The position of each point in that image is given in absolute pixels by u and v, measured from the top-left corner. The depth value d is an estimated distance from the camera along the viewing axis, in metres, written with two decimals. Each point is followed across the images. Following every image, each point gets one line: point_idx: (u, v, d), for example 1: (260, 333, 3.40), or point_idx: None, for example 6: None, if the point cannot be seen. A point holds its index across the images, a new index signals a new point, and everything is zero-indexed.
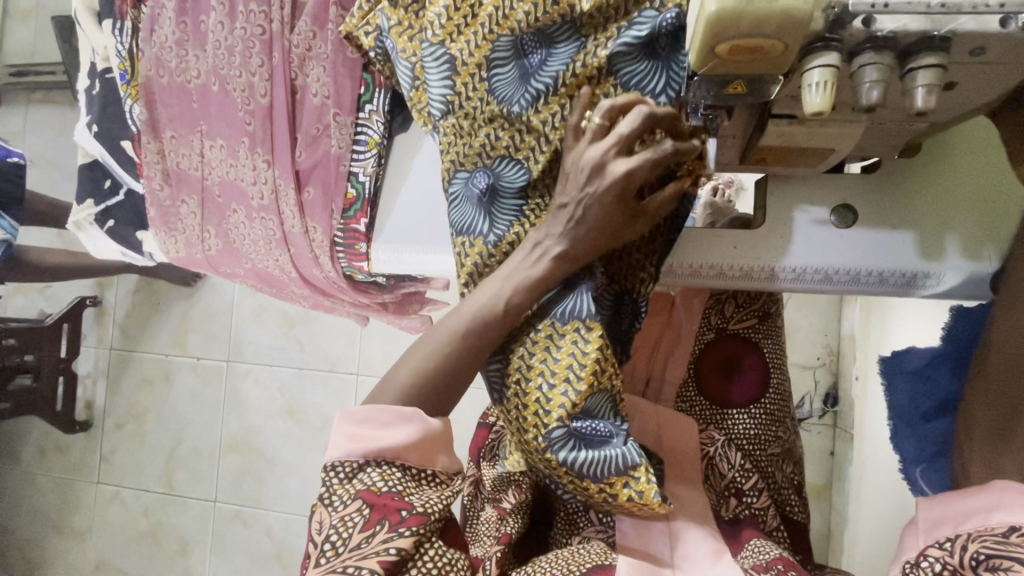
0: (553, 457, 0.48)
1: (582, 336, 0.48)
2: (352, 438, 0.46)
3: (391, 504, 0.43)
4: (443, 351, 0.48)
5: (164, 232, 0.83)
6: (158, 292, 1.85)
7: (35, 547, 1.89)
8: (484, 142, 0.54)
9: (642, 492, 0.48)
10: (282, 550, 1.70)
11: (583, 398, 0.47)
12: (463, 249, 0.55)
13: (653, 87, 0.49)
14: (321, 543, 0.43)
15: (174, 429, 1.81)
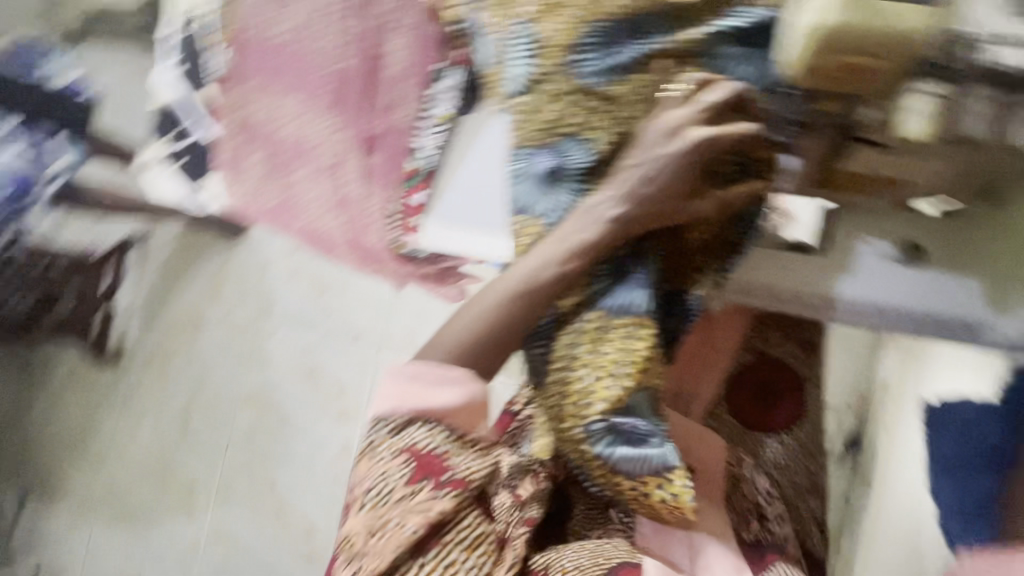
0: (590, 450, 0.52)
1: (631, 335, 0.52)
2: (402, 395, 0.52)
3: (435, 465, 0.51)
4: (488, 316, 0.51)
5: None
6: (200, 241, 1.90)
7: (52, 467, 1.96)
8: (552, 118, 0.55)
9: (675, 494, 0.52)
10: (284, 506, 1.74)
11: (626, 395, 0.51)
12: (520, 228, 0.57)
13: (740, 70, 0.52)
14: (369, 488, 0.51)
15: (197, 374, 1.87)
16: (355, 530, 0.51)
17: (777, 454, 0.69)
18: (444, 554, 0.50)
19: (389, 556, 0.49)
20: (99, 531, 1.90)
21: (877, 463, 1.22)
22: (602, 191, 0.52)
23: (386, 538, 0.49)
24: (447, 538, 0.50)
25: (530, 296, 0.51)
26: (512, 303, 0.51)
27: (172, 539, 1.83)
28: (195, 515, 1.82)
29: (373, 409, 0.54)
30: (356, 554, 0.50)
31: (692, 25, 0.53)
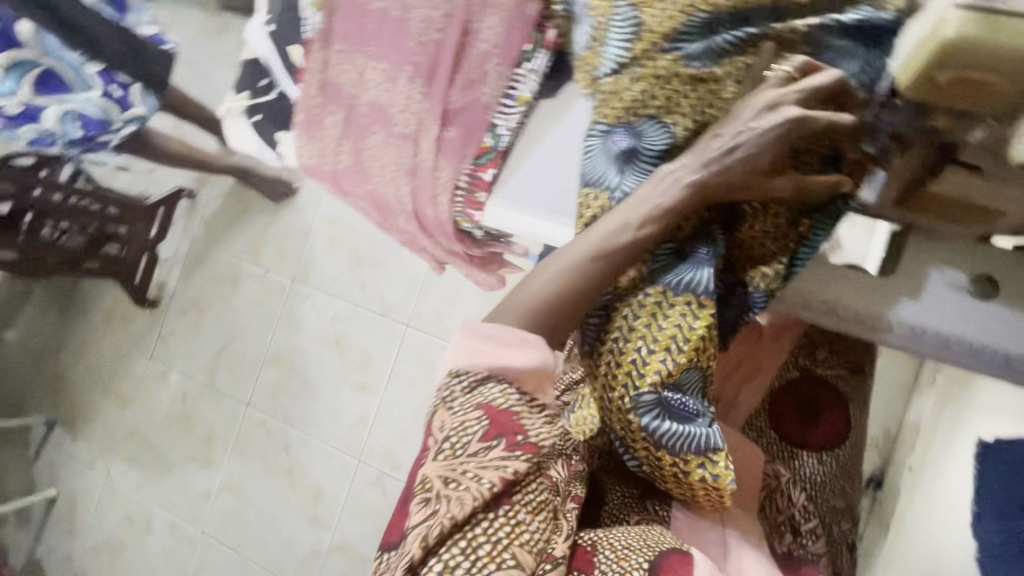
0: (635, 420, 0.53)
1: (691, 312, 0.52)
2: (479, 352, 0.54)
3: (510, 427, 0.52)
4: (564, 276, 0.53)
5: (305, 137, 0.85)
6: (248, 201, 1.95)
7: (81, 401, 2.04)
8: (636, 97, 0.55)
9: (716, 475, 0.53)
10: (295, 468, 1.78)
11: (679, 369, 0.52)
12: (586, 201, 0.59)
13: (850, 68, 0.51)
14: (443, 439, 0.52)
15: (229, 329, 1.92)
16: (430, 477, 0.51)
17: (815, 470, 0.70)
18: (514, 513, 0.50)
19: (466, 505, 0.48)
20: (118, 468, 1.96)
21: (896, 503, 1.19)
22: (681, 157, 0.52)
23: (463, 488, 0.49)
24: (518, 498, 0.50)
25: (607, 259, 0.53)
26: (587, 266, 0.53)
27: (186, 484, 1.88)
28: (210, 464, 1.87)
29: (447, 364, 0.56)
30: (431, 500, 0.50)
31: (800, 16, 0.52)
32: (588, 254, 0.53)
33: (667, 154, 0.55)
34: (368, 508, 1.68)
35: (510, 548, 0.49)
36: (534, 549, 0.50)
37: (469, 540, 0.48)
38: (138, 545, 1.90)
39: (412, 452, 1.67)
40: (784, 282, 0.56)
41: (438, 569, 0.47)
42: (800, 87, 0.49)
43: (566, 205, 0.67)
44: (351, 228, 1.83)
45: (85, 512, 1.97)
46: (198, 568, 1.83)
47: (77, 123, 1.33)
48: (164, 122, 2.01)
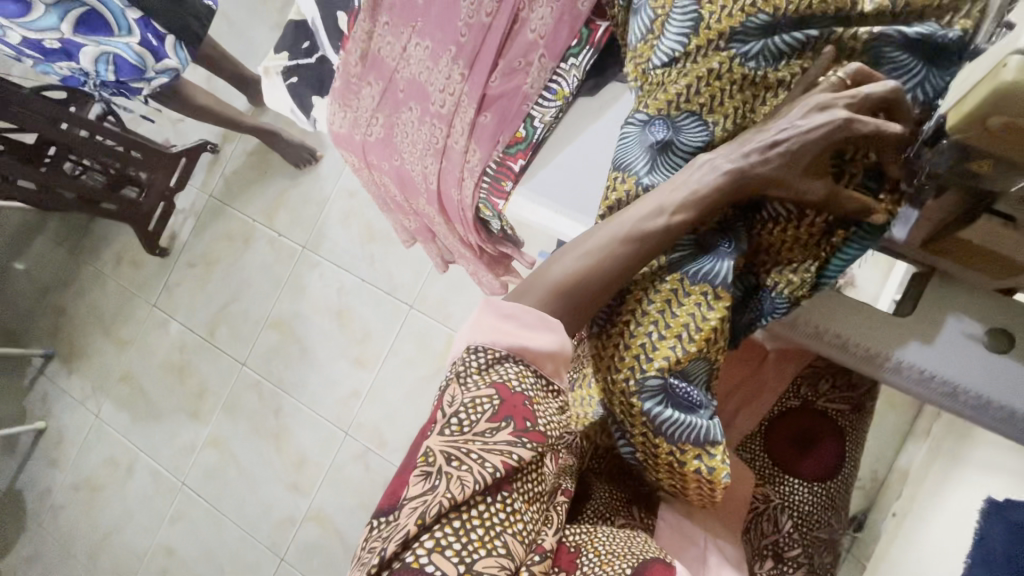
0: (638, 404, 0.54)
1: (705, 304, 0.53)
2: (498, 330, 0.54)
3: (520, 412, 0.52)
4: (590, 256, 0.54)
5: (339, 105, 0.87)
6: (269, 163, 1.96)
7: (80, 338, 2.05)
8: (680, 92, 0.55)
9: (712, 468, 0.54)
10: (282, 432, 1.79)
11: (688, 358, 0.53)
12: (614, 183, 0.59)
13: (906, 81, 0.50)
14: (451, 414, 0.52)
15: (234, 286, 1.93)
16: (433, 452, 0.51)
17: (803, 499, 0.71)
18: (511, 501, 0.50)
19: (467, 487, 0.48)
20: (108, 409, 1.98)
21: (875, 547, 1.19)
22: (720, 145, 0.52)
23: (465, 469, 0.49)
24: (517, 487, 0.51)
25: (637, 243, 0.53)
26: (616, 248, 0.54)
27: (172, 434, 1.90)
28: (199, 418, 1.88)
29: (464, 339, 0.56)
30: (430, 475, 0.50)
31: (866, 23, 0.51)
32: (612, 238, 0.54)
33: (702, 151, 0.55)
34: (349, 482, 1.69)
35: (503, 537, 0.49)
36: (524, 539, 0.51)
37: (463, 522, 0.48)
38: (118, 488, 1.91)
39: (399, 432, 1.67)
40: (810, 291, 0.55)
41: (428, 547, 0.47)
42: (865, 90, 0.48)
43: (589, 206, 0.69)
44: (368, 202, 1.83)
45: (70, 448, 1.99)
46: (173, 517, 1.84)
47: (110, 66, 1.34)
48: (198, 75, 2.02)
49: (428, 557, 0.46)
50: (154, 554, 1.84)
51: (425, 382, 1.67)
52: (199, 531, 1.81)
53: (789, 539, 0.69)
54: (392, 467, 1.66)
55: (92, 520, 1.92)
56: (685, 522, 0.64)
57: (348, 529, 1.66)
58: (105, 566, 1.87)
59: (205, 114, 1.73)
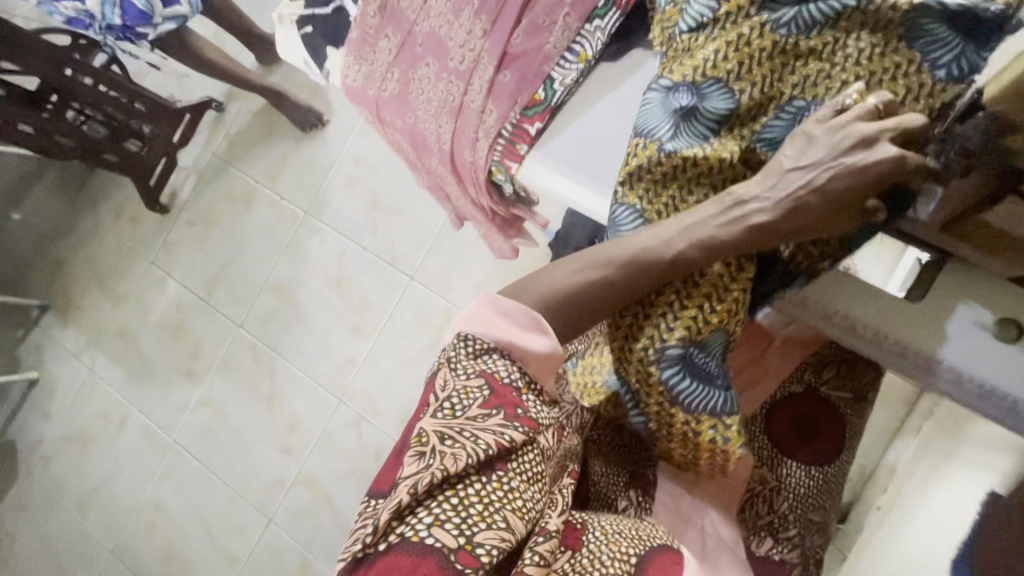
0: (656, 373, 0.57)
1: (720, 289, 0.56)
2: (491, 324, 0.58)
3: (509, 399, 0.55)
4: (586, 271, 0.56)
5: (354, 57, 0.84)
6: (275, 124, 1.93)
7: (75, 290, 2.04)
8: (707, 58, 0.54)
9: (727, 437, 0.58)
10: (276, 396, 1.79)
11: (710, 329, 0.56)
12: (635, 150, 0.59)
13: (937, 57, 0.49)
14: (443, 399, 0.54)
15: (234, 247, 1.91)
16: (426, 432, 0.52)
17: (799, 481, 0.71)
18: (508, 480, 0.51)
19: (461, 461, 0.50)
20: (101, 363, 1.97)
21: (857, 537, 1.21)
22: None
23: (458, 446, 0.50)
24: (513, 467, 0.52)
25: (641, 267, 0.55)
26: (620, 272, 0.55)
27: (165, 392, 1.90)
28: (193, 377, 1.88)
29: (456, 326, 0.59)
30: (425, 454, 0.50)
31: None
32: (602, 267, 0.56)
33: (728, 120, 0.54)
34: (340, 448, 1.70)
35: (503, 512, 0.50)
36: (524, 517, 0.51)
37: (461, 497, 0.49)
38: (109, 441, 1.92)
39: (394, 402, 1.68)
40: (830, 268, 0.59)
41: (429, 521, 0.48)
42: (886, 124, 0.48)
43: (609, 171, 0.67)
44: (373, 171, 1.81)
45: (62, 399, 1.98)
46: (163, 473, 1.85)
47: (118, 9, 1.31)
48: (206, 29, 1.98)
49: (427, 530, 0.47)
50: (142, 508, 1.85)
51: (421, 353, 1.67)
52: (188, 488, 1.82)
53: (785, 522, 0.70)
54: (385, 436, 1.67)
55: (82, 472, 1.92)
56: (685, 496, 0.68)
57: (338, 494, 1.68)
58: (93, 517, 1.88)
59: (212, 69, 1.70)
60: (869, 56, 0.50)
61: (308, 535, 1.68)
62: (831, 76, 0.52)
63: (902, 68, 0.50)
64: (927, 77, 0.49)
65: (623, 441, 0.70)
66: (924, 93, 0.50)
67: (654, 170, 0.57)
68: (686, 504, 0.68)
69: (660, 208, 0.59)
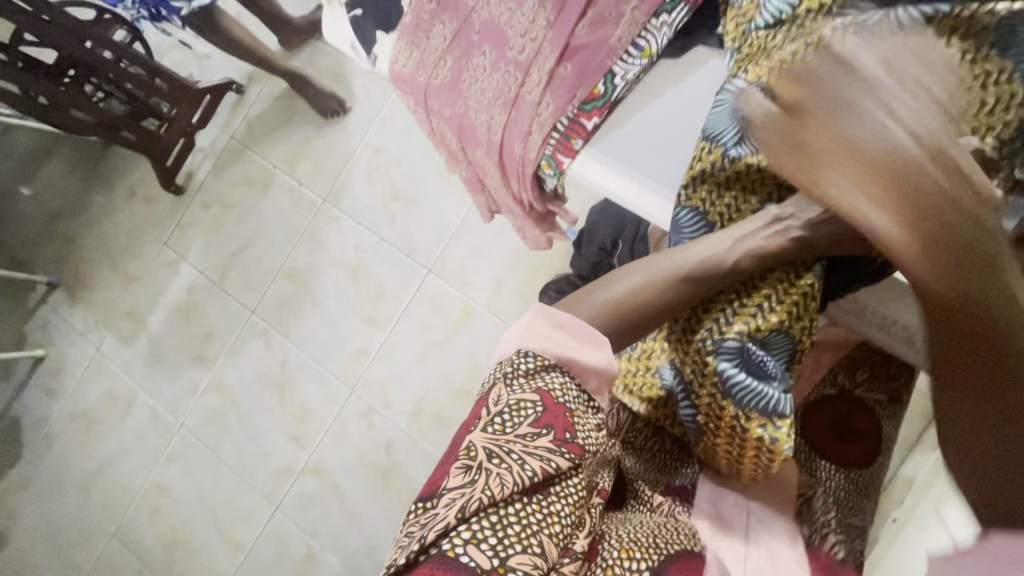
0: (713, 362, 0.55)
1: (780, 291, 0.55)
2: (549, 338, 0.55)
3: (560, 421, 0.52)
4: (651, 281, 0.57)
5: (406, 43, 0.82)
6: (296, 109, 1.90)
7: (86, 268, 2.01)
8: (785, 58, 0.53)
9: (775, 438, 0.54)
10: (286, 383, 1.78)
11: (769, 327, 0.54)
12: (701, 153, 0.61)
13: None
14: (495, 413, 0.51)
15: (250, 232, 1.89)
16: (474, 446, 0.50)
17: (841, 485, 0.70)
18: (548, 503, 0.49)
19: (506, 486, 0.47)
20: (110, 343, 1.95)
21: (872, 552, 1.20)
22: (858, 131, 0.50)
23: (505, 467, 0.48)
24: (555, 491, 0.50)
25: (698, 283, 0.56)
26: (674, 286, 0.56)
27: (175, 374, 1.88)
28: (203, 360, 1.86)
29: (516, 340, 0.56)
30: (471, 468, 0.48)
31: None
32: (665, 275, 0.57)
33: None
34: (351, 439, 1.69)
35: (540, 536, 0.47)
36: (559, 543, 0.48)
37: (500, 517, 0.46)
38: (115, 422, 1.90)
39: (406, 394, 1.67)
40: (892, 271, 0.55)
41: (465, 537, 0.45)
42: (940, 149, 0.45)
43: (674, 174, 0.66)
44: (394, 161, 1.79)
45: (69, 377, 1.96)
46: (170, 456, 1.83)
47: None
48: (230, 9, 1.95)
49: (463, 548, 0.45)
50: (147, 491, 1.83)
51: (436, 347, 1.66)
52: (195, 472, 1.80)
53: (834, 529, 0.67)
54: (395, 428, 1.66)
55: (86, 452, 1.91)
56: (726, 493, 0.65)
57: (347, 484, 1.67)
58: (96, 498, 1.87)
59: (237, 49, 1.69)
60: (959, 62, 0.47)
61: (314, 524, 1.67)
62: None
63: (993, 77, 0.47)
64: (1021, 86, 0.46)
65: (667, 443, 0.69)
66: (1015, 102, 0.46)
67: (718, 175, 0.59)
68: (727, 504, 0.64)
69: (722, 209, 0.60)
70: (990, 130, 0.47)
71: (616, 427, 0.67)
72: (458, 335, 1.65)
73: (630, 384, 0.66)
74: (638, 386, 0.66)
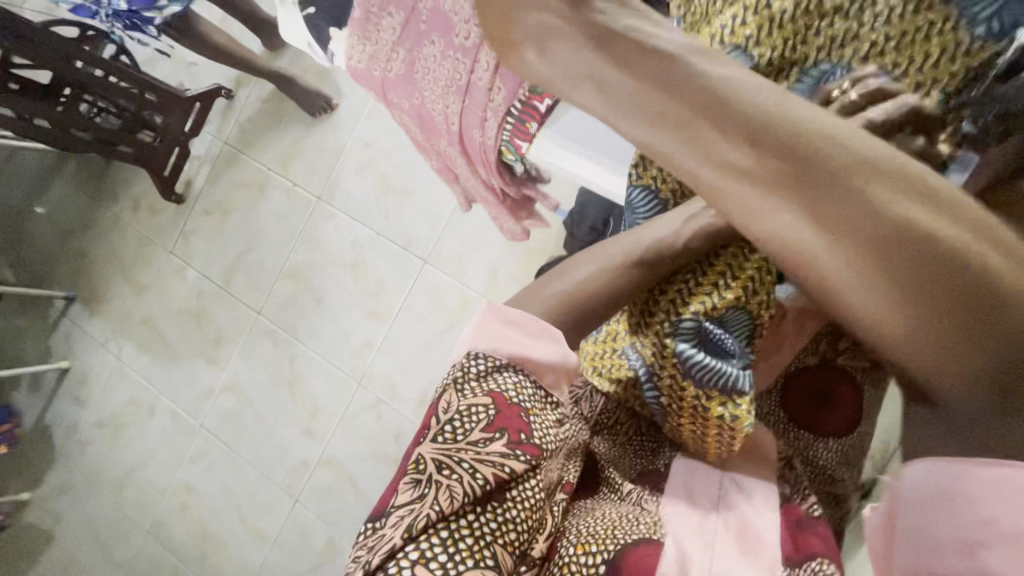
0: (671, 344, 0.55)
1: (734, 266, 0.54)
2: (500, 337, 0.55)
3: (515, 424, 0.52)
4: (604, 267, 0.57)
5: (358, 38, 0.82)
6: (285, 110, 1.92)
7: (100, 280, 2.08)
8: (723, 25, 0.50)
9: (735, 416, 0.55)
10: (296, 380, 1.82)
11: (724, 306, 0.54)
12: None
13: (977, 13, 0.44)
14: (445, 421, 0.52)
15: (250, 235, 1.93)
16: (423, 459, 0.51)
17: (820, 455, 0.71)
18: (503, 510, 0.50)
19: (456, 499, 0.48)
20: (129, 351, 2.03)
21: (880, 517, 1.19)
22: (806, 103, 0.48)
23: (455, 478, 0.49)
24: (511, 497, 0.51)
25: (646, 268, 0.56)
26: (621, 271, 0.57)
27: (191, 377, 1.94)
28: (216, 363, 1.92)
29: (467, 343, 0.57)
30: (420, 483, 0.49)
31: None
32: (618, 261, 0.57)
33: None
34: (361, 430, 1.73)
35: (491, 547, 0.49)
36: (513, 550, 0.50)
37: (451, 531, 0.48)
38: (140, 425, 1.98)
39: (411, 385, 1.70)
40: None
41: (412, 559, 0.46)
42: (872, 114, 0.43)
43: (624, 153, 0.65)
44: (383, 155, 1.80)
45: (94, 387, 2.05)
46: (193, 457, 1.91)
47: None
48: (212, 16, 1.97)
49: (410, 571, 0.45)
50: (175, 490, 1.91)
51: (436, 337, 1.68)
52: (218, 469, 1.88)
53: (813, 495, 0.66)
54: (404, 418, 1.69)
55: (116, 456, 1.99)
56: (699, 467, 0.65)
57: (360, 474, 1.71)
58: (129, 499, 1.96)
59: (219, 55, 1.70)
60: (902, 14, 0.46)
61: (333, 514, 1.72)
62: (858, 38, 0.48)
63: (936, 26, 0.45)
64: (964, 36, 0.45)
65: (641, 427, 0.68)
66: (960, 52, 0.45)
67: None
68: (700, 480, 0.64)
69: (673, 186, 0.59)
70: (934, 84, 0.47)
71: (590, 412, 0.66)
72: (458, 323, 1.66)
73: (599, 365, 0.65)
74: (606, 368, 0.64)
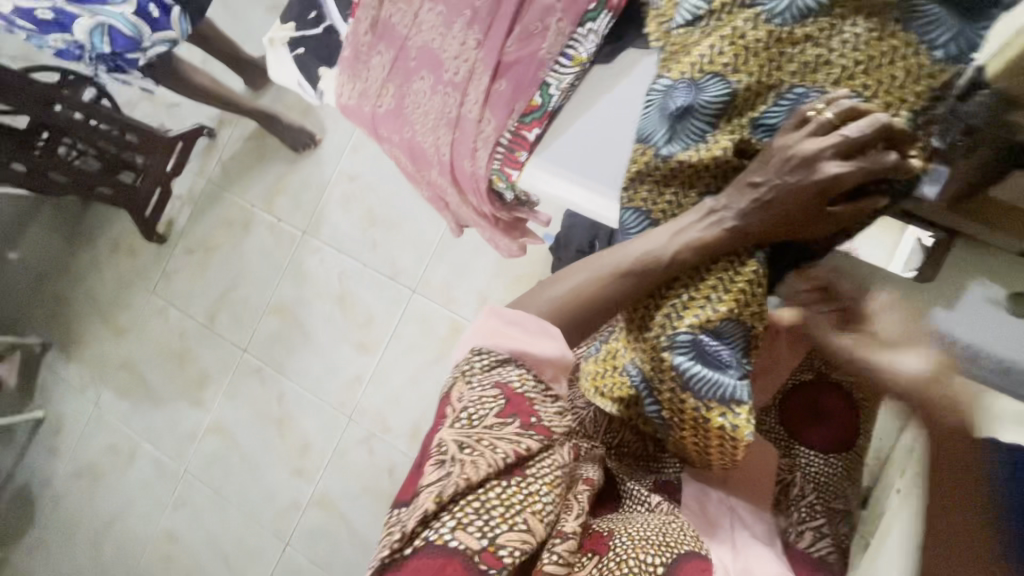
0: (669, 359, 0.56)
1: (725, 282, 0.55)
2: (500, 333, 0.60)
3: (525, 408, 0.57)
4: (592, 277, 0.58)
5: (348, 76, 0.86)
6: (267, 147, 1.93)
7: (77, 324, 2.03)
8: (699, 58, 0.55)
9: (735, 425, 0.55)
10: (285, 419, 1.78)
11: (719, 317, 0.55)
12: (635, 156, 0.60)
13: (935, 37, 0.49)
14: (461, 410, 0.57)
15: (233, 271, 1.91)
16: (445, 442, 0.55)
17: (818, 470, 0.71)
18: (527, 484, 0.53)
19: (481, 470, 0.52)
20: (107, 398, 1.96)
21: None
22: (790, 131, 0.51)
23: (477, 454, 0.53)
24: (531, 472, 0.54)
25: (646, 270, 0.56)
26: (611, 282, 0.57)
27: (174, 420, 1.88)
28: (200, 405, 1.87)
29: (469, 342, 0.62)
30: (445, 461, 0.53)
31: None
32: (608, 273, 0.58)
33: (724, 113, 0.54)
34: (353, 466, 1.69)
35: (524, 515, 0.51)
36: (545, 520, 0.52)
37: (481, 500, 0.51)
38: (119, 475, 1.90)
39: (403, 417, 1.67)
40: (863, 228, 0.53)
41: (451, 526, 0.49)
42: (847, 131, 0.48)
43: (616, 175, 0.66)
44: (369, 187, 1.81)
45: (69, 436, 1.97)
46: (176, 504, 1.83)
47: (106, 38, 1.27)
48: (193, 56, 1.99)
49: (450, 533, 0.49)
50: (157, 541, 1.83)
51: (426, 366, 1.67)
52: (201, 516, 1.80)
53: (810, 522, 0.70)
54: (396, 451, 1.66)
55: (93, 508, 1.90)
56: (711, 490, 0.69)
57: (352, 512, 1.66)
58: (107, 552, 1.87)
59: (201, 95, 1.71)
60: (866, 41, 0.50)
61: (326, 557, 1.66)
62: (830, 62, 0.51)
63: (899, 51, 0.49)
64: (925, 59, 0.49)
65: (644, 449, 0.69)
66: (923, 74, 0.49)
67: (654, 174, 0.59)
68: (713, 505, 0.68)
69: (665, 207, 0.59)
70: (900, 103, 0.50)
71: (592, 428, 0.67)
72: (449, 352, 1.65)
73: (601, 385, 0.63)
74: (608, 387, 0.62)
